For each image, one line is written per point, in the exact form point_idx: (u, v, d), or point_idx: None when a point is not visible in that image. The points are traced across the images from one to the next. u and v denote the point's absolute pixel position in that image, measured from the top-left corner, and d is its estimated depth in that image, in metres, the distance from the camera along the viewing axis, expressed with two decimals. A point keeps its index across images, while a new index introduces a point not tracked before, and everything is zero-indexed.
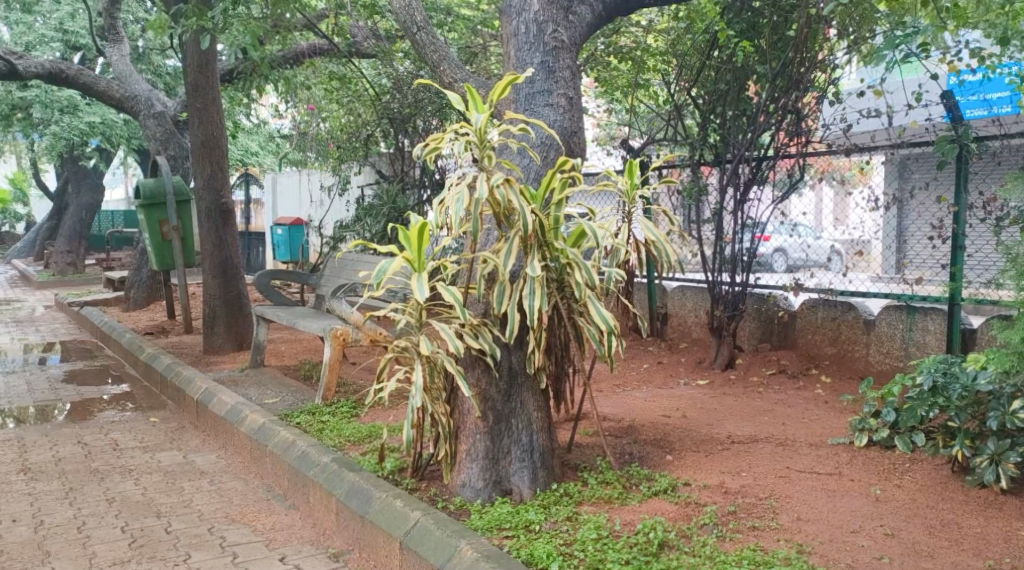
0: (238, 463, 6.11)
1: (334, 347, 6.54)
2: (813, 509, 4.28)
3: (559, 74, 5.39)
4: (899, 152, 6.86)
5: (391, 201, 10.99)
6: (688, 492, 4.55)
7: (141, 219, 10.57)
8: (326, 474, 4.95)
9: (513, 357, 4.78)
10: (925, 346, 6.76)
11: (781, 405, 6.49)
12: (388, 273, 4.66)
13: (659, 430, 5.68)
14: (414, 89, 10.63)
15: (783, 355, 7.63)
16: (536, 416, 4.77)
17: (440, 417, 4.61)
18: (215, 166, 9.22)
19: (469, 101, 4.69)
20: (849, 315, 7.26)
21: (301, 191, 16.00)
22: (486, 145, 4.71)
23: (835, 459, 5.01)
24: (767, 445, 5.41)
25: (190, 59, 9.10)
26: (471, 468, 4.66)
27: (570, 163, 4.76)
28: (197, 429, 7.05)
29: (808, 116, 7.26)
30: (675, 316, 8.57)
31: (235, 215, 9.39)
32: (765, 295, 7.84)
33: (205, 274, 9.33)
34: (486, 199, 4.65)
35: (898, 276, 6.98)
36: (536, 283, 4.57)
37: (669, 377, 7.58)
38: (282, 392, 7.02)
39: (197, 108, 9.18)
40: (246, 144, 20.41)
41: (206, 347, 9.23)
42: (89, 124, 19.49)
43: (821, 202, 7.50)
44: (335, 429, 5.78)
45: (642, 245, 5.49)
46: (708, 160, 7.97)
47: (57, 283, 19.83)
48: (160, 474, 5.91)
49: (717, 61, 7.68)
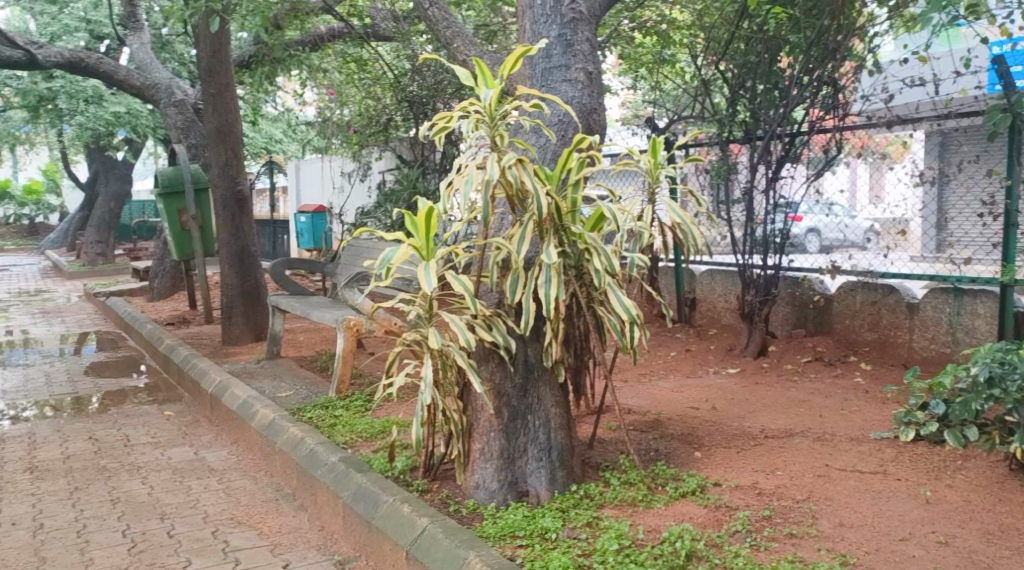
0: (249, 460, 5.87)
1: (347, 339, 6.24)
2: (856, 513, 3.96)
3: (577, 48, 5.05)
4: (944, 124, 6.47)
5: (411, 186, 10.70)
6: (719, 493, 4.23)
7: (159, 208, 10.36)
8: (333, 475, 4.68)
9: (529, 349, 4.47)
10: (973, 330, 6.41)
11: (818, 395, 6.14)
12: (394, 262, 4.37)
13: (686, 424, 5.36)
14: (434, 70, 10.32)
15: (819, 342, 7.26)
16: (554, 412, 4.45)
17: (451, 414, 4.34)
18: (230, 152, 8.97)
19: (478, 76, 4.37)
20: (891, 298, 6.90)
21: (324, 177, 15.77)
22: (497, 124, 4.39)
23: (878, 457, 4.70)
24: (803, 439, 5.07)
25: (202, 43, 8.81)
26: (485, 469, 4.36)
27: (587, 141, 4.44)
28: (210, 424, 6.83)
29: (845, 89, 6.87)
30: (704, 301, 8.22)
31: (251, 203, 9.14)
32: (800, 278, 7.48)
33: (221, 263, 9.11)
34: (498, 180, 4.34)
35: (944, 256, 6.60)
36: (551, 270, 4.25)
37: (699, 365, 7.25)
38: (296, 385, 6.78)
39: (211, 94, 8.92)
40: (270, 131, 20.27)
41: (224, 338, 9.03)
42: (114, 115, 19.28)
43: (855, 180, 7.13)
44: (348, 424, 5.52)
45: (666, 229, 5.16)
46: (738, 137, 7.60)
47: (87, 273, 19.80)
48: (168, 472, 5.69)
49: (747, 32, 7.27)
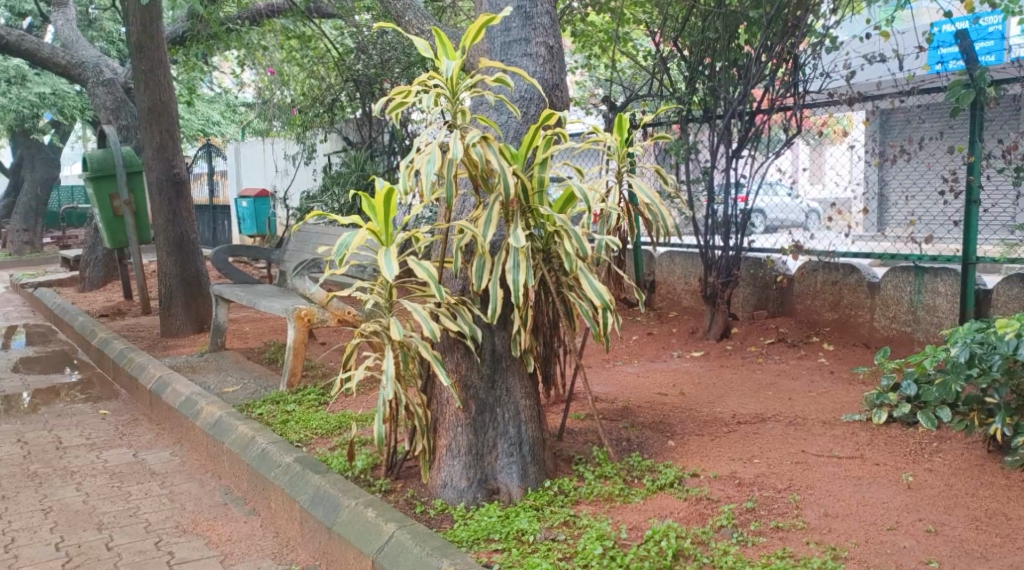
0: (194, 461, 5.54)
1: (298, 329, 5.94)
2: (839, 502, 3.82)
3: (537, 21, 4.80)
4: (906, 100, 6.39)
5: (360, 168, 10.32)
6: (697, 484, 4.05)
7: (89, 193, 9.84)
8: (288, 478, 4.39)
9: (496, 339, 4.23)
10: (935, 308, 6.33)
11: (784, 378, 6.02)
12: (351, 248, 4.09)
13: (657, 411, 5.18)
14: (380, 47, 9.94)
15: (782, 323, 7.15)
16: (524, 404, 4.23)
17: (416, 409, 4.09)
18: (165, 134, 8.53)
19: (438, 47, 4.12)
20: (852, 278, 6.80)
21: (265, 160, 15.26)
22: (458, 99, 4.14)
23: (854, 440, 4.56)
24: (776, 424, 4.93)
25: (132, 17, 8.35)
26: (452, 466, 4.12)
27: (555, 116, 4.20)
28: (151, 422, 6.47)
29: (804, 65, 6.77)
30: (664, 284, 8.08)
31: (189, 187, 8.71)
32: (762, 259, 7.36)
33: (159, 251, 8.67)
34: (461, 159, 4.10)
35: (906, 235, 6.59)
36: (520, 254, 4.01)
37: (661, 349, 7.10)
38: (243, 379, 6.44)
39: (142, 72, 8.47)
40: (207, 113, 19.59)
41: (164, 330, 8.62)
42: (39, 96, 18.46)
43: (797, 160, 7.13)
44: (301, 420, 5.24)
45: (632, 210, 4.95)
46: (697, 116, 7.45)
47: (13, 262, 18.99)
48: (105, 477, 5.33)
49: (704, 7, 7.09)
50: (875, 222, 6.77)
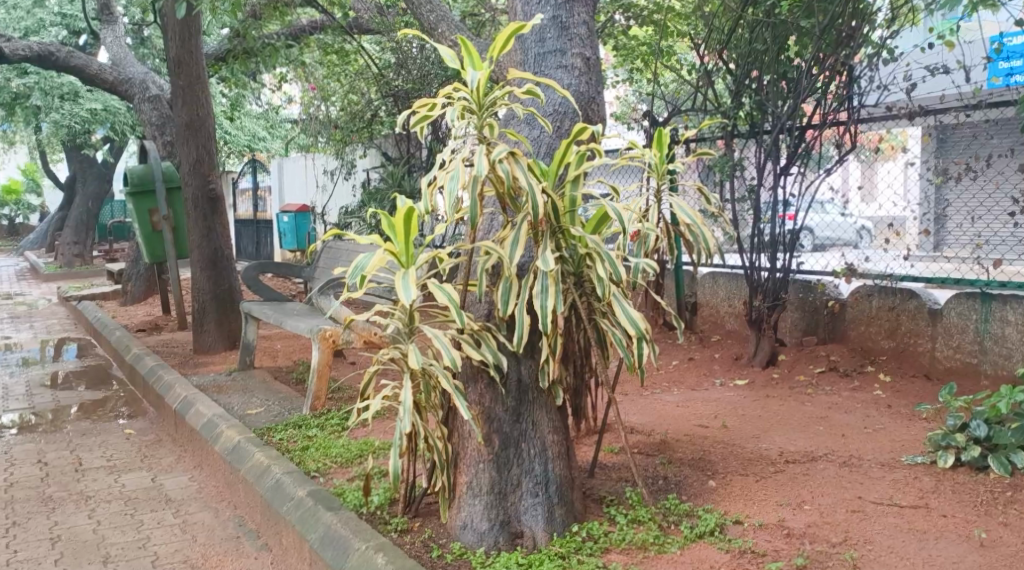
0: (211, 488, 5.30)
1: (323, 351, 5.66)
2: (903, 561, 3.44)
3: (573, 31, 4.52)
4: (972, 115, 5.98)
5: (397, 184, 10.11)
6: (741, 533, 3.70)
7: (129, 207, 9.73)
8: (299, 513, 4.12)
9: (522, 368, 3.93)
10: (1003, 339, 5.89)
11: (837, 410, 5.63)
12: (368, 270, 3.81)
13: (697, 445, 4.83)
14: (420, 62, 9.70)
15: (833, 350, 6.75)
16: (551, 440, 3.91)
17: (435, 443, 3.79)
18: (201, 149, 8.39)
19: (463, 58, 3.84)
20: (911, 303, 6.38)
21: (307, 175, 15.16)
22: (485, 113, 3.85)
23: (915, 486, 4.16)
24: (829, 464, 4.54)
25: (170, 31, 8.25)
26: (472, 506, 3.81)
27: (589, 131, 3.90)
28: (174, 444, 6.26)
29: (859, 78, 6.40)
30: (706, 306, 7.70)
31: (225, 202, 8.55)
32: (813, 282, 6.96)
33: (193, 267, 8.51)
34: (487, 176, 3.81)
35: (972, 257, 6.16)
36: (548, 278, 3.72)
37: (703, 376, 6.74)
38: (268, 401, 6.22)
39: (180, 86, 8.34)
40: (253, 128, 19.62)
41: (195, 346, 8.44)
42: (91, 111, 18.62)
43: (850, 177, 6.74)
44: (321, 447, 4.98)
45: (673, 230, 4.63)
46: (744, 131, 7.09)
47: (63, 274, 19.12)
48: (120, 503, 5.12)
49: (753, 18, 6.74)
50: (933, 243, 6.34)
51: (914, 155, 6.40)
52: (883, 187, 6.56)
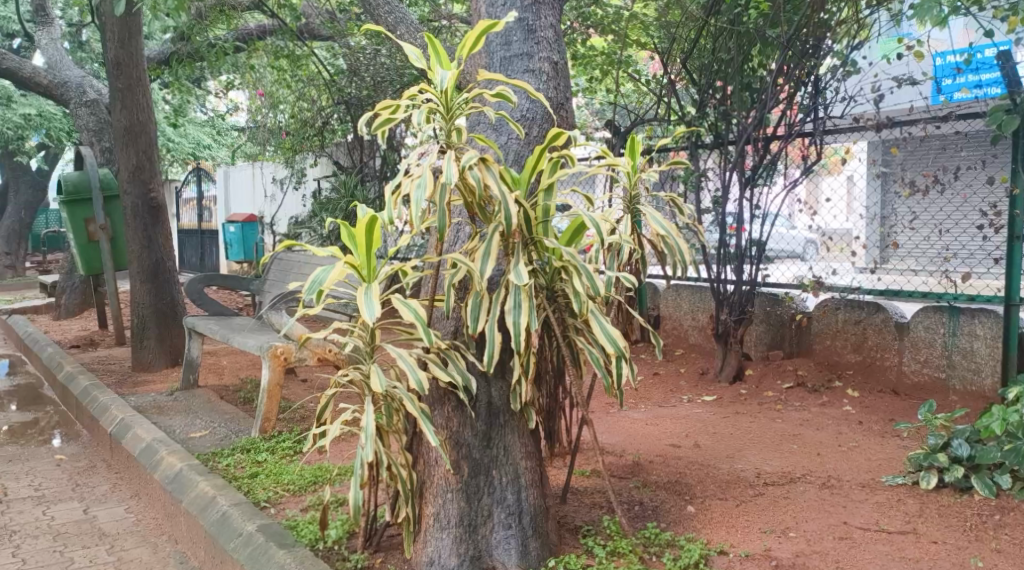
0: (150, 520, 4.94)
1: (273, 369, 5.33)
2: None
3: (541, 34, 4.29)
4: (942, 126, 5.88)
5: (349, 194, 9.79)
6: (727, 565, 3.50)
7: (63, 216, 9.24)
8: (248, 550, 3.82)
9: (493, 390, 3.68)
10: (972, 353, 5.80)
11: (808, 427, 5.47)
12: (327, 284, 3.52)
13: (671, 466, 4.62)
14: (372, 69, 9.37)
15: (800, 365, 6.62)
16: (524, 466, 3.66)
17: (398, 471, 3.51)
18: (142, 155, 7.98)
19: (431, 57, 3.59)
20: (877, 317, 6.27)
21: (254, 184, 14.73)
22: (455, 115, 3.61)
23: (900, 510, 3.99)
24: (808, 486, 4.36)
25: (109, 31, 7.85)
26: (440, 540, 3.55)
27: (564, 137, 3.67)
28: (110, 470, 5.86)
29: (825, 89, 6.25)
30: (669, 319, 7.54)
31: (167, 211, 8.14)
32: (780, 295, 6.81)
33: (132, 279, 8.07)
34: (456, 184, 3.56)
35: (939, 270, 6.02)
36: (522, 293, 3.48)
37: (669, 393, 6.54)
38: (213, 422, 5.86)
39: (119, 89, 7.92)
40: (197, 135, 19.10)
41: (135, 363, 8.02)
42: (24, 117, 17.92)
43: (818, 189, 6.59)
44: (272, 474, 4.67)
45: (647, 242, 4.41)
46: (707, 141, 6.93)
47: None
48: (48, 538, 4.73)
49: (717, 27, 6.58)
50: (899, 256, 6.22)
51: (859, 168, 6.36)
52: (825, 203, 6.57)
